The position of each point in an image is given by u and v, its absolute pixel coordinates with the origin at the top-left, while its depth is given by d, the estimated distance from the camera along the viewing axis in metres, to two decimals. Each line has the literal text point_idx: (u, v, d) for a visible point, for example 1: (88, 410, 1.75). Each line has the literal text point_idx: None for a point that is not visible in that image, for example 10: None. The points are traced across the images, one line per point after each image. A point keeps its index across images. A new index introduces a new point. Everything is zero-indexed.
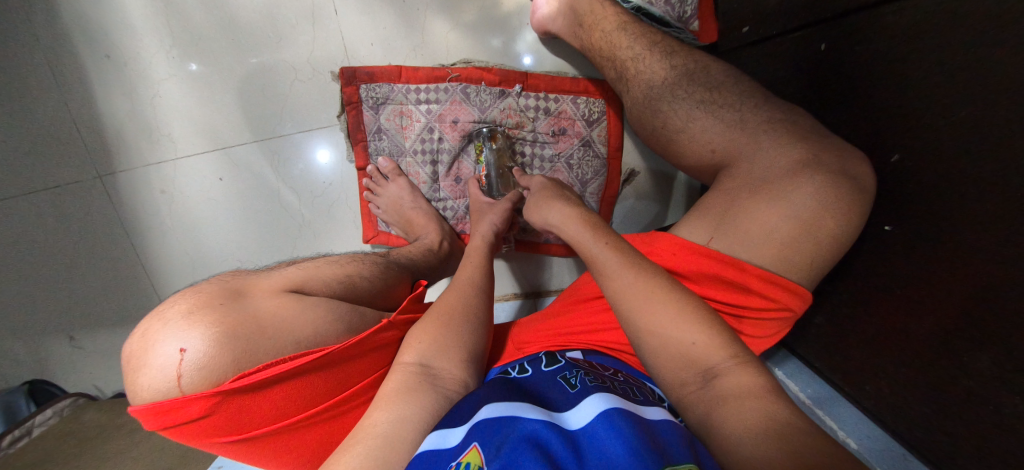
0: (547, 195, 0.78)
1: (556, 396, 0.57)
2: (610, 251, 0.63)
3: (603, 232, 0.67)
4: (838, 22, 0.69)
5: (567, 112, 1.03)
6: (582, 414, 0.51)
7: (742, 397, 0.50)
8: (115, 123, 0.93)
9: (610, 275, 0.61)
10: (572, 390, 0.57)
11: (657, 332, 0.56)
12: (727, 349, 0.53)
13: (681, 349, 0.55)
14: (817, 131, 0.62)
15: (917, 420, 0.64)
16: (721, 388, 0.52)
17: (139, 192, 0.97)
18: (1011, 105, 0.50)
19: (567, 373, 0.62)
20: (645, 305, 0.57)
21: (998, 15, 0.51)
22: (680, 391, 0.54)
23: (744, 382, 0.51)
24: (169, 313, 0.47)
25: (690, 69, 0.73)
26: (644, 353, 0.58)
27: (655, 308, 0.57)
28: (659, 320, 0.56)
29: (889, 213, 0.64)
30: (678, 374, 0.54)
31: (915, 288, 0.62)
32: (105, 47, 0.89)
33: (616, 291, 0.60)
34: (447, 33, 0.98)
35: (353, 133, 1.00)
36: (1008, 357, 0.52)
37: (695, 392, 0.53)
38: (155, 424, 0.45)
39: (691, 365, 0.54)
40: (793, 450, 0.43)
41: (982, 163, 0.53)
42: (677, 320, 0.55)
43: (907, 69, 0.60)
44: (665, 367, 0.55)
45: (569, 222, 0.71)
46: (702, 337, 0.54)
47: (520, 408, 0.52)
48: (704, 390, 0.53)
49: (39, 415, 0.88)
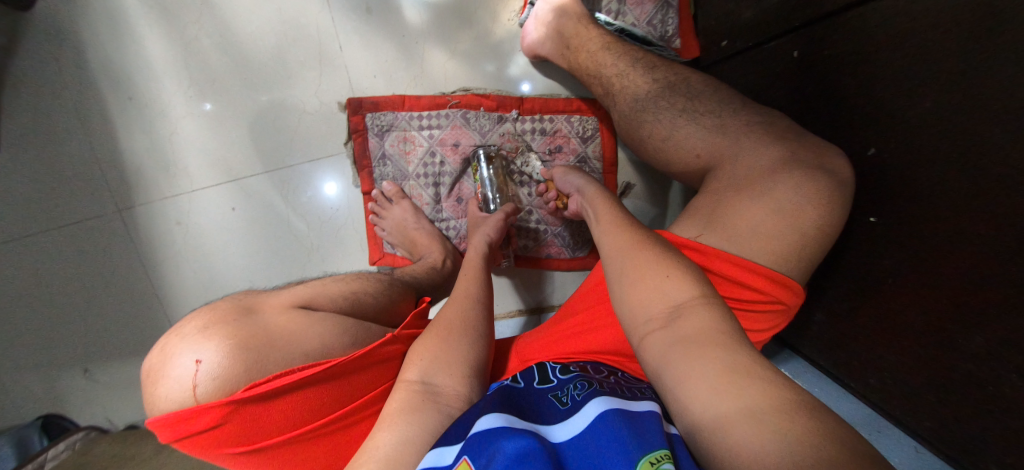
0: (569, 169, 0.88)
1: (546, 411, 0.57)
2: (619, 212, 0.71)
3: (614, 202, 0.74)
4: (809, 29, 0.72)
5: (562, 131, 1.07)
6: (571, 428, 0.52)
7: (696, 330, 0.50)
8: (135, 159, 0.99)
9: (615, 221, 0.68)
10: (562, 408, 0.57)
11: (645, 258, 0.59)
12: (697, 288, 0.55)
13: (657, 270, 0.57)
14: (792, 132, 0.65)
15: (925, 412, 0.63)
16: (683, 317, 0.52)
17: (157, 225, 1.02)
18: (971, 94, 0.53)
19: (557, 391, 0.62)
20: (637, 242, 0.62)
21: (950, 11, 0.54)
22: (642, 324, 0.55)
23: (701, 314, 0.52)
24: (186, 328, 0.49)
25: (672, 82, 0.77)
26: (619, 287, 0.59)
27: (645, 244, 0.61)
28: (646, 251, 0.60)
29: (872, 205, 0.66)
30: (646, 304, 0.55)
31: (906, 280, 0.62)
32: (128, 90, 0.96)
33: (610, 246, 0.64)
34: (445, 63, 1.04)
35: (358, 160, 1.04)
36: (1004, 334, 0.53)
37: (658, 320, 0.54)
38: (168, 436, 0.46)
39: (658, 301, 0.55)
40: (743, 394, 0.42)
41: (949, 151, 0.56)
42: (659, 266, 0.57)
43: (874, 68, 0.63)
44: (639, 302, 0.56)
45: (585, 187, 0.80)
46: (676, 273, 0.56)
47: (511, 419, 0.52)
48: (666, 319, 0.53)
49: (51, 449, 0.90)
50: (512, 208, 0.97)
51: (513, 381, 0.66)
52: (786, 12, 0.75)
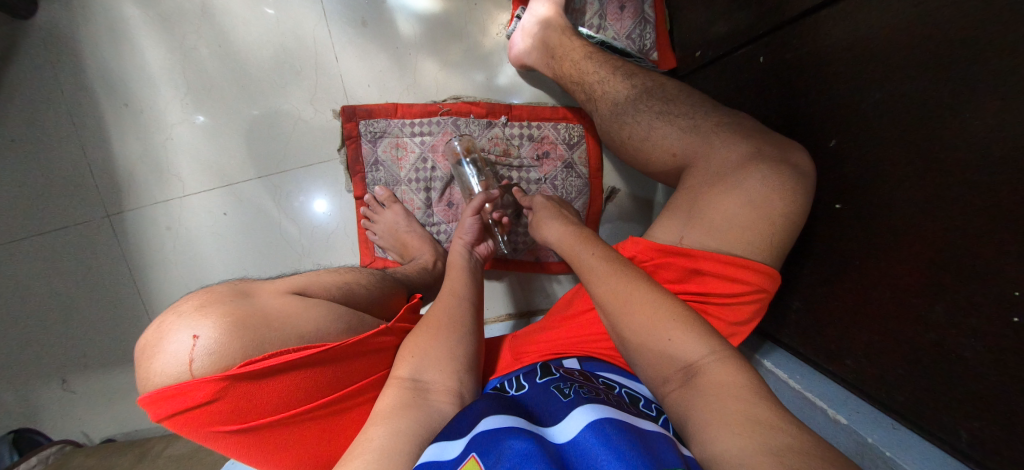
0: (545, 213, 0.83)
1: (551, 409, 0.58)
2: (595, 259, 0.69)
3: (592, 242, 0.73)
4: (770, 37, 0.78)
5: (549, 137, 1.11)
6: (571, 426, 0.53)
7: (716, 385, 0.53)
8: (128, 164, 1.00)
9: (593, 276, 0.68)
10: (564, 401, 0.59)
11: (635, 324, 0.61)
12: (705, 344, 0.57)
13: (656, 338, 0.60)
14: (758, 129, 0.70)
15: (899, 390, 0.66)
16: (698, 377, 0.55)
17: (146, 229, 1.02)
18: (910, 86, 0.59)
19: (560, 384, 0.65)
20: (629, 298, 0.63)
21: (889, 15, 0.60)
22: (661, 384, 0.59)
23: (719, 370, 0.55)
24: (183, 306, 0.49)
25: (649, 87, 0.82)
26: (628, 345, 0.63)
27: (631, 299, 0.63)
28: (635, 310, 0.62)
29: (835, 193, 0.70)
30: (659, 370, 0.59)
31: (871, 265, 0.66)
32: (125, 97, 0.98)
33: (601, 296, 0.66)
34: (437, 73, 1.09)
35: (351, 165, 1.07)
36: (960, 301, 0.57)
37: (675, 382, 0.58)
38: (159, 413, 0.46)
39: (670, 362, 0.58)
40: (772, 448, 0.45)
41: (895, 139, 0.61)
42: (660, 323, 0.60)
43: (828, 69, 0.69)
44: (653, 367, 0.60)
45: (561, 233, 0.78)
46: (677, 332, 0.59)
47: (514, 421, 0.53)
48: (683, 380, 0.57)
49: (23, 463, 0.87)
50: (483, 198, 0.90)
51: (518, 388, 0.68)
52: (749, 23, 0.82)
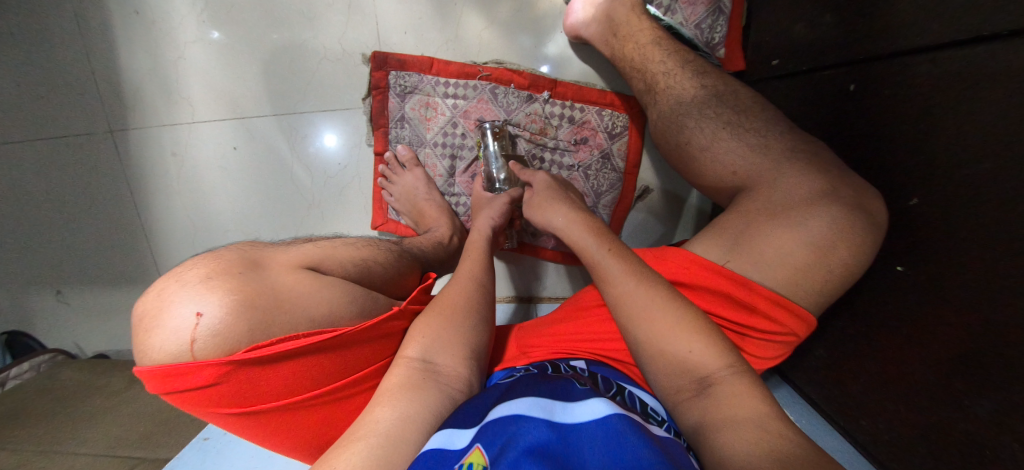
0: (552, 199, 0.78)
1: (562, 389, 0.56)
2: (612, 258, 0.65)
3: (611, 239, 0.69)
4: (867, 63, 0.69)
5: (591, 123, 1.03)
6: (580, 410, 0.50)
7: (734, 401, 0.51)
8: (134, 77, 0.92)
9: (609, 275, 0.64)
10: (579, 389, 0.56)
11: (672, 349, 0.57)
12: (722, 357, 0.55)
13: (680, 351, 0.56)
14: (835, 165, 0.63)
15: (914, 463, 0.64)
16: (715, 390, 0.53)
17: (151, 152, 0.96)
18: (1008, 155, 0.52)
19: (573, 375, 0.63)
20: (648, 309, 0.59)
21: (1006, 68, 0.52)
22: (674, 393, 0.56)
23: (737, 385, 0.52)
24: (187, 275, 0.45)
25: (720, 90, 0.74)
26: (645, 362, 0.60)
27: (656, 314, 0.59)
28: (655, 319, 0.59)
29: (900, 253, 0.65)
30: (673, 380, 0.56)
31: (919, 335, 0.62)
32: (136, 3, 0.88)
33: (630, 317, 0.61)
34: (482, 31, 0.98)
35: (375, 118, 0.99)
36: (1002, 397, 0.53)
37: (687, 392, 0.55)
38: (157, 388, 0.43)
39: (686, 372, 0.56)
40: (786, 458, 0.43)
41: (977, 211, 0.55)
42: (675, 319, 0.58)
43: (924, 113, 0.61)
44: (664, 375, 0.57)
45: (573, 221, 0.73)
46: (699, 345, 0.56)
47: (526, 402, 0.51)
48: (698, 391, 0.54)
49: (14, 368, 0.91)
50: (519, 193, 0.91)
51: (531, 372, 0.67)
52: (847, 38, 0.71)
